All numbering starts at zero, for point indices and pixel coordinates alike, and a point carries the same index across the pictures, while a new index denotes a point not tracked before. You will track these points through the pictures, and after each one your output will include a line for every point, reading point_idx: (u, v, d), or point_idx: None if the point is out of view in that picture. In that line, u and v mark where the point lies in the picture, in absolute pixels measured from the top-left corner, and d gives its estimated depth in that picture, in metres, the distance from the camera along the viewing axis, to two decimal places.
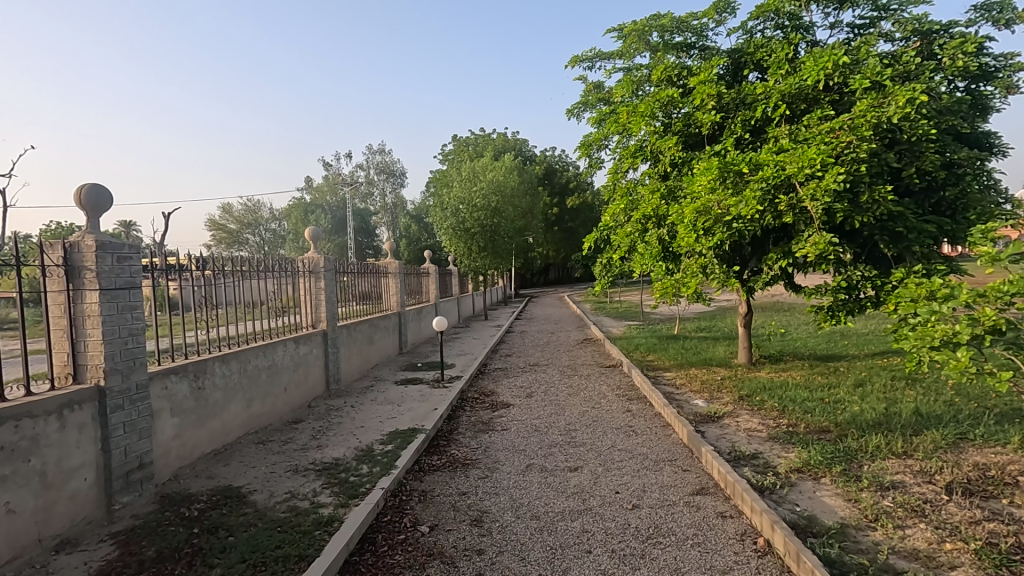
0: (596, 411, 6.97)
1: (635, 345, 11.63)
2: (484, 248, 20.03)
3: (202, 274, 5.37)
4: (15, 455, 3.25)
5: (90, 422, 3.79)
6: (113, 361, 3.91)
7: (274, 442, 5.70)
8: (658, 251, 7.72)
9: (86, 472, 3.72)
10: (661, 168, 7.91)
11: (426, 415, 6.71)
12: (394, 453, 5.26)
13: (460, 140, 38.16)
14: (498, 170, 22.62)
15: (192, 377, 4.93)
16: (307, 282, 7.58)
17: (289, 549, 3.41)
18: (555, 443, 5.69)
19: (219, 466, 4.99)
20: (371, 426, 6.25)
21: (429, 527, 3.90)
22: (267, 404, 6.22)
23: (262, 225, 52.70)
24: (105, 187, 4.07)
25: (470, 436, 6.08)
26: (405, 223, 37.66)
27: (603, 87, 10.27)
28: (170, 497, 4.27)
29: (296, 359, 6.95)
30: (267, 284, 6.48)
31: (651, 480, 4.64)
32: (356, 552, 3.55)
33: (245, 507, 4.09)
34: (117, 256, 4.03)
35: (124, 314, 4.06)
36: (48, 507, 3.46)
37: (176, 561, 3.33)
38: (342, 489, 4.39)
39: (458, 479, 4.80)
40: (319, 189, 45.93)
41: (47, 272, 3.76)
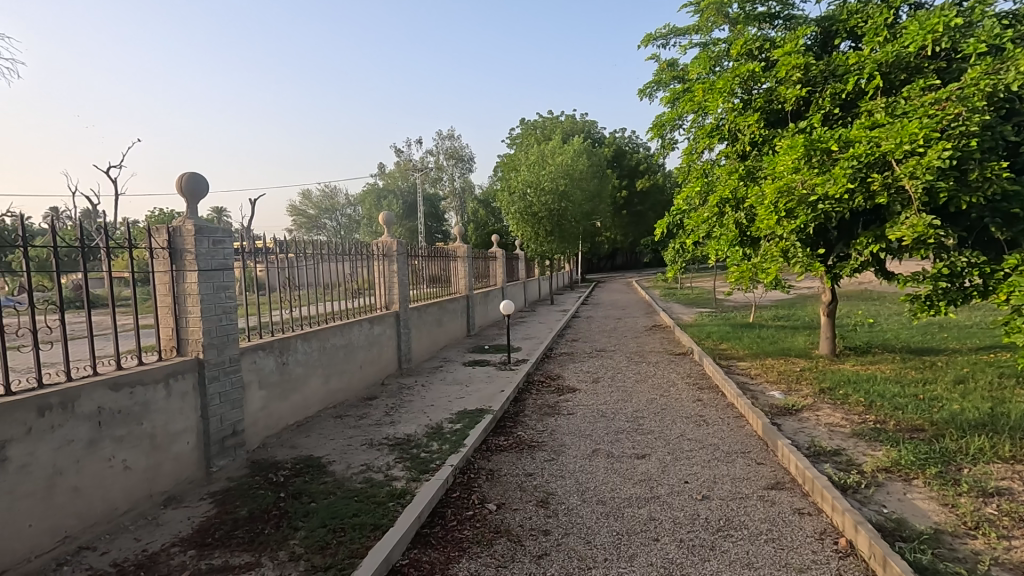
0: (665, 400, 6.81)
1: (707, 333, 11.24)
2: (552, 232, 19.90)
3: (286, 257, 5.69)
4: (129, 418, 3.62)
5: (191, 391, 4.16)
6: (210, 336, 4.26)
7: (350, 417, 6.02)
8: (734, 236, 7.35)
9: (187, 436, 4.10)
10: (740, 148, 7.54)
11: (493, 396, 6.83)
12: (463, 432, 5.40)
13: (527, 123, 37.91)
14: (566, 154, 22.34)
15: (277, 354, 5.28)
16: (381, 264, 7.87)
17: (366, 517, 3.61)
18: (622, 430, 5.62)
19: (301, 436, 5.33)
20: (440, 404, 6.45)
21: (496, 505, 3.98)
22: (343, 380, 6.55)
23: (339, 210, 54.75)
24: (201, 175, 4.38)
25: (535, 419, 6.13)
26: (473, 208, 38.13)
27: (677, 64, 9.87)
28: (259, 463, 4.61)
29: (370, 338, 7.27)
30: (344, 266, 6.79)
31: (723, 472, 4.49)
32: (427, 525, 3.70)
33: (325, 476, 4.35)
34: (213, 239, 4.36)
35: (219, 293, 4.38)
36: (157, 467, 3.84)
37: (266, 522, 3.61)
38: (414, 464, 4.57)
39: (524, 461, 4.87)
40: (391, 175, 47.27)
41: (154, 254, 4.12)
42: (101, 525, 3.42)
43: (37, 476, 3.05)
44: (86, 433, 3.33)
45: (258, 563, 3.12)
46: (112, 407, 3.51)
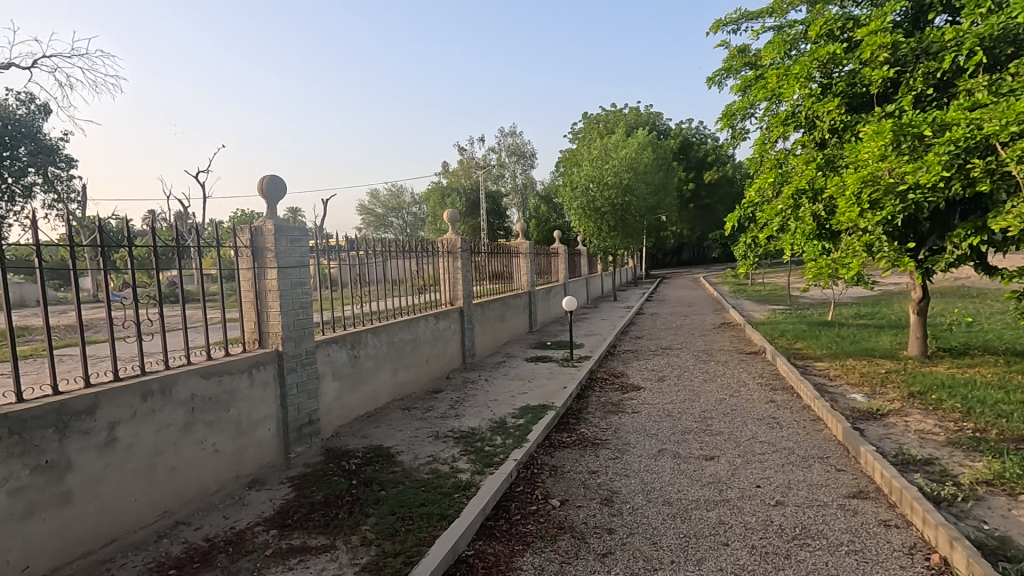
0: (735, 400, 6.55)
1: (781, 331, 10.70)
2: (615, 227, 19.57)
3: (356, 254, 5.93)
4: (217, 404, 3.90)
5: (272, 381, 4.43)
6: (288, 330, 4.51)
7: (417, 409, 6.20)
8: (812, 229, 6.94)
9: (269, 424, 4.37)
10: (818, 136, 7.11)
11: (556, 392, 6.83)
12: (526, 427, 5.44)
13: (590, 117, 37.40)
14: (629, 147, 21.90)
15: (349, 347, 5.52)
16: (445, 261, 8.05)
17: (432, 507, 3.71)
18: (689, 430, 5.46)
19: (372, 427, 5.55)
20: (504, 399, 6.52)
21: (560, 502, 3.98)
22: (410, 373, 6.76)
23: (405, 209, 56.36)
24: (280, 177, 4.64)
25: (599, 417, 6.07)
26: (535, 204, 38.14)
27: (749, 50, 9.44)
28: (333, 451, 4.85)
29: (435, 333, 7.45)
30: (410, 263, 6.99)
31: (799, 478, 4.27)
32: (491, 517, 3.76)
33: (394, 466, 4.52)
34: (290, 238, 4.61)
35: (296, 289, 4.64)
36: (242, 451, 4.11)
37: (339, 507, 3.79)
38: (478, 457, 4.65)
39: (588, 458, 4.84)
40: (455, 173, 48.09)
41: (238, 252, 4.40)
42: (195, 502, 3.72)
43: (140, 455, 3.34)
44: (181, 418, 3.62)
45: (333, 546, 3.29)
46: (203, 394, 3.79)
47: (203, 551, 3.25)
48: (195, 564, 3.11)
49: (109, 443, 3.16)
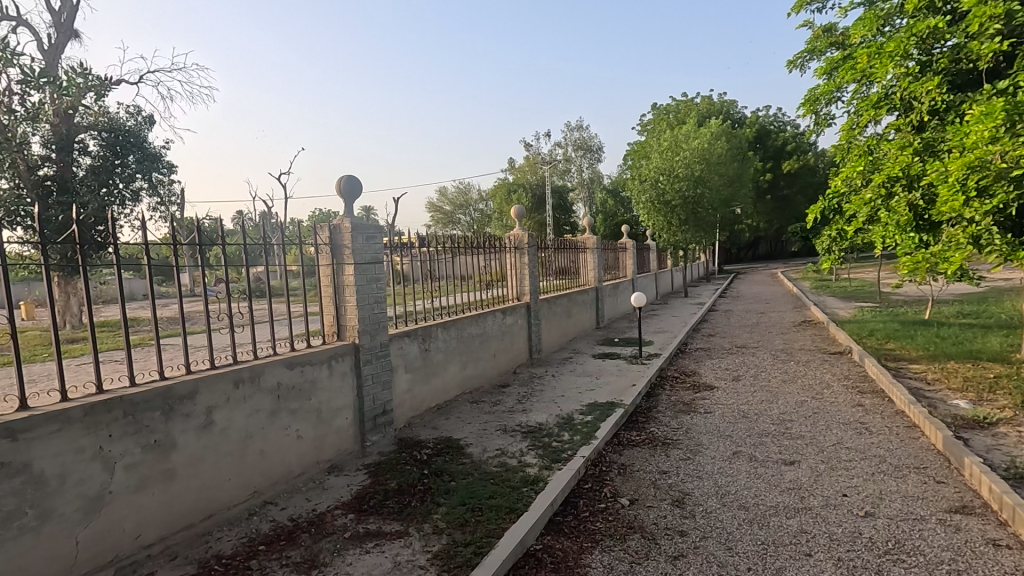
0: (818, 403, 6.17)
1: (869, 330, 9.96)
2: (686, 221, 18.92)
3: (427, 251, 6.09)
4: (301, 393, 4.14)
5: (349, 372, 4.64)
6: (364, 324, 4.71)
7: (485, 402, 6.30)
8: (907, 220, 6.40)
9: (346, 413, 4.59)
10: (915, 118, 6.55)
11: (624, 390, 6.72)
12: (594, 424, 5.39)
13: (659, 107, 36.30)
14: (701, 137, 21.09)
15: (420, 340, 5.69)
16: (512, 257, 8.11)
17: (501, 500, 3.76)
18: (767, 433, 5.21)
19: (442, 418, 5.70)
20: (571, 396, 6.49)
21: (629, 501, 3.92)
22: (478, 367, 6.88)
23: (473, 206, 57.26)
24: (356, 177, 4.83)
25: (669, 416, 5.92)
26: (602, 198, 37.59)
27: (835, 29, 8.84)
28: (406, 441, 5.03)
29: (503, 328, 7.53)
30: (478, 259, 7.09)
31: (891, 488, 3.96)
32: (560, 513, 3.76)
33: (463, 458, 4.61)
34: (366, 235, 4.80)
35: (372, 285, 4.83)
36: (322, 438, 4.35)
37: (412, 495, 3.92)
38: (546, 453, 4.66)
39: (658, 458, 4.73)
40: (521, 169, 48.25)
41: (319, 250, 4.63)
42: (281, 484, 3.97)
43: (233, 438, 3.61)
44: (268, 405, 3.87)
45: (407, 533, 3.41)
46: (288, 383, 4.04)
47: (289, 530, 3.47)
48: (281, 542, 3.33)
49: (206, 426, 3.43)
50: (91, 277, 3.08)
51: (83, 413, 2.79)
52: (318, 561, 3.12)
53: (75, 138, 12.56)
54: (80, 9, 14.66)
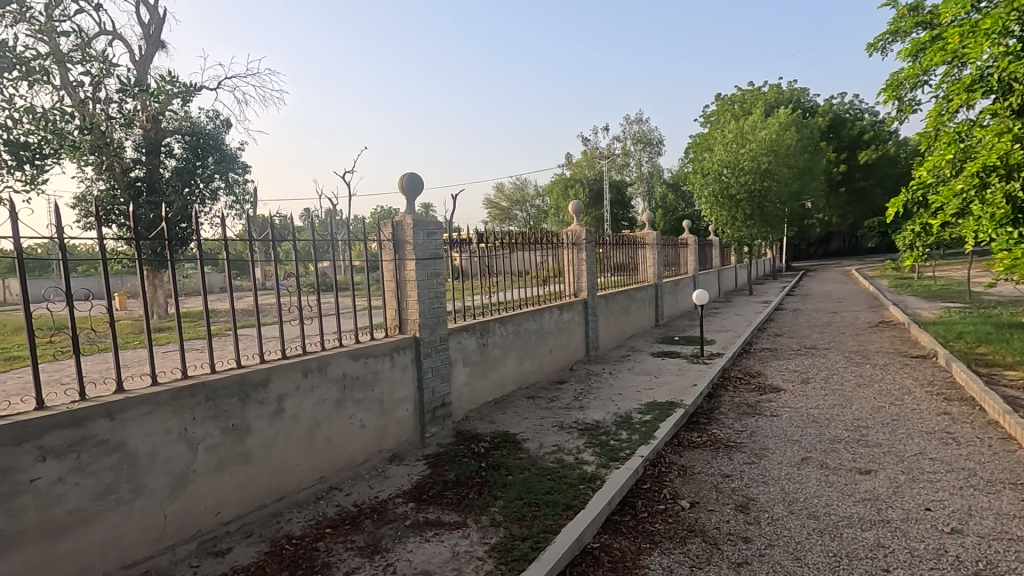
0: (897, 409, 5.77)
1: (957, 333, 9.21)
2: (751, 215, 18.16)
3: (485, 247, 6.15)
4: (364, 383, 4.29)
5: (409, 364, 4.77)
6: (424, 318, 4.82)
7: (542, 398, 6.31)
8: (1004, 213, 5.86)
9: (407, 404, 4.72)
10: (1015, 101, 5.98)
11: (685, 390, 6.54)
12: (653, 424, 5.28)
13: (723, 98, 34.94)
14: (769, 128, 20.16)
15: (478, 335, 5.76)
16: (570, 253, 8.06)
17: (558, 497, 3.76)
18: (840, 439, 4.93)
19: (499, 413, 5.76)
20: (629, 394, 6.39)
21: (690, 503, 3.82)
22: (535, 363, 6.90)
23: (529, 201, 57.35)
24: (418, 174, 4.94)
25: (733, 418, 5.71)
26: (661, 193, 36.67)
27: (923, 7, 8.21)
28: (464, 434, 5.11)
29: (560, 324, 7.51)
30: (535, 255, 7.09)
31: (981, 504, 3.66)
32: (617, 512, 3.71)
33: (520, 452, 4.64)
34: (427, 231, 4.90)
35: (432, 280, 4.93)
36: (384, 428, 4.49)
37: (470, 487, 3.98)
38: (603, 451, 4.61)
39: (720, 460, 4.58)
40: (578, 164, 47.83)
41: (382, 246, 4.77)
42: (345, 470, 4.14)
43: (302, 425, 3.79)
44: (334, 394, 4.03)
45: (465, 524, 3.47)
46: (353, 374, 4.20)
47: (353, 515, 3.61)
48: (346, 526, 3.47)
49: (278, 412, 3.62)
50: (178, 271, 3.31)
51: (170, 397, 3.01)
52: (380, 546, 3.23)
53: (162, 141, 13.55)
54: (166, 21, 15.78)
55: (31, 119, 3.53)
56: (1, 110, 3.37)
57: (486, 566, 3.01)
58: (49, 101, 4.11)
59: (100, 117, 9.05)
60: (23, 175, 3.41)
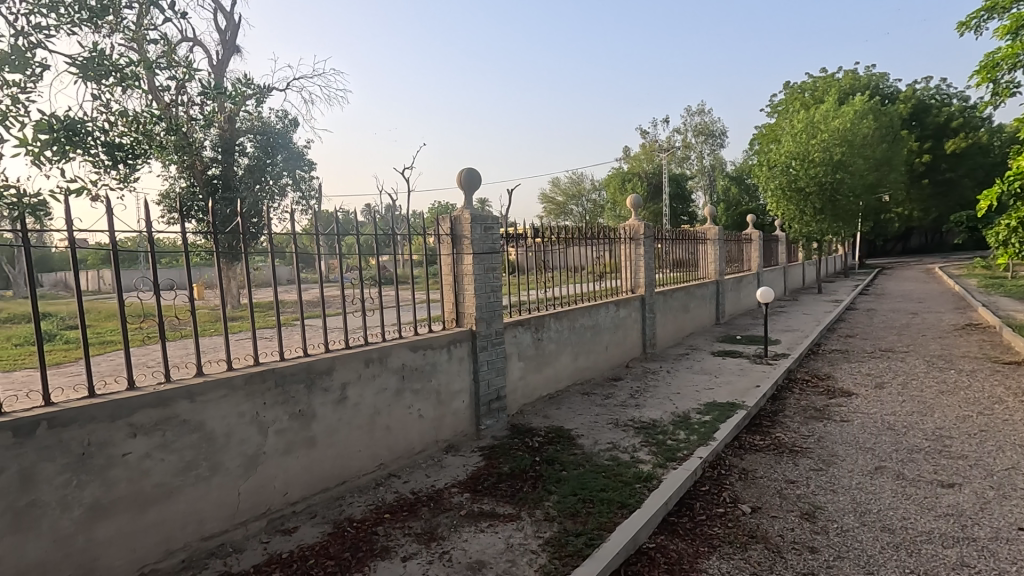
0: (986, 420, 5.33)
1: None
2: (821, 209, 17.23)
3: (541, 241, 6.13)
4: (422, 374, 4.39)
5: (466, 357, 4.84)
6: (481, 312, 4.87)
7: (597, 395, 6.26)
8: None
9: (463, 396, 4.80)
10: None
11: (747, 391, 6.30)
12: (712, 425, 5.12)
13: (792, 86, 33.21)
14: (844, 116, 19.01)
15: (534, 330, 5.77)
16: (627, 248, 7.92)
17: (613, 495, 3.71)
18: (918, 449, 4.61)
19: (553, 408, 5.75)
20: (688, 394, 6.22)
21: (751, 508, 3.68)
22: (590, 359, 6.83)
23: (585, 196, 56.82)
24: (476, 169, 4.98)
25: (799, 422, 5.45)
26: (723, 186, 35.36)
27: None
28: (518, 427, 5.15)
29: (616, 321, 7.41)
30: (591, 250, 7.02)
31: None
32: (674, 513, 3.63)
33: (574, 448, 4.62)
34: (484, 226, 4.93)
35: (489, 274, 4.96)
36: (441, 419, 4.58)
37: (524, 481, 4.00)
38: (660, 450, 4.52)
39: (785, 466, 4.38)
40: (636, 158, 46.89)
41: (441, 240, 4.85)
42: (403, 458, 4.26)
43: (363, 413, 3.93)
44: (394, 384, 4.15)
45: (519, 517, 3.49)
46: (411, 365, 4.30)
47: (411, 502, 3.72)
48: (404, 512, 3.57)
49: (341, 400, 3.77)
50: (252, 263, 3.47)
51: (243, 381, 3.20)
52: (437, 534, 3.31)
53: (236, 141, 14.32)
54: (241, 27, 16.65)
55: (126, 122, 3.80)
56: (100, 114, 3.65)
57: (539, 560, 3.02)
58: (142, 105, 4.40)
59: (183, 119, 9.69)
60: (118, 174, 3.68)
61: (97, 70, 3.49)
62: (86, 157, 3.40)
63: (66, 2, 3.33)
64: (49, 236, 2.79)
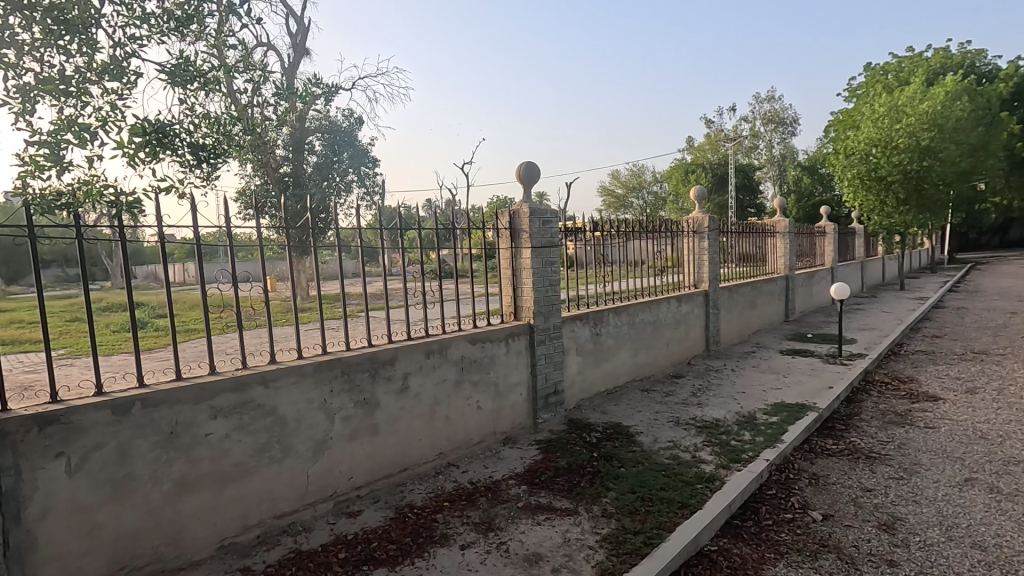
0: None
1: None
2: (905, 200, 16.02)
3: (600, 235, 6.05)
4: (480, 366, 4.45)
5: (523, 350, 4.85)
6: (539, 305, 4.87)
7: (657, 392, 6.12)
8: None
9: (521, 389, 4.82)
10: None
11: (819, 392, 5.97)
12: (780, 427, 4.89)
13: (873, 67, 30.94)
14: (933, 98, 17.53)
15: (592, 324, 5.71)
16: (690, 242, 7.68)
17: (674, 494, 3.63)
18: (1016, 462, 4.21)
19: (612, 404, 5.68)
20: (754, 393, 5.97)
21: (822, 516, 3.49)
22: (650, 355, 6.69)
23: (646, 188, 55.53)
24: (535, 163, 4.97)
25: (876, 427, 5.11)
26: (794, 176, 33.57)
27: None
28: (576, 422, 5.12)
29: (678, 317, 7.21)
30: (652, 244, 6.85)
31: None
32: (738, 516, 3.51)
33: (633, 446, 4.55)
34: (543, 220, 4.91)
35: (547, 268, 4.94)
36: (499, 411, 4.63)
37: (581, 476, 3.98)
38: (723, 451, 4.37)
39: (860, 473, 4.12)
40: (700, 148, 45.28)
41: (499, 234, 4.88)
42: (462, 449, 4.34)
43: (424, 403, 4.03)
44: (453, 375, 4.23)
45: (576, 512, 3.48)
46: (470, 357, 4.37)
47: (469, 492, 3.78)
48: (463, 501, 3.64)
49: (403, 389, 3.88)
50: (320, 257, 3.61)
51: (313, 369, 3.35)
52: (494, 524, 3.35)
53: (305, 140, 15.00)
54: (311, 30, 17.38)
55: (208, 124, 4.07)
56: (186, 117, 3.91)
57: (597, 556, 3.00)
58: (222, 107, 4.67)
59: (258, 121, 10.23)
60: (202, 173, 3.93)
61: (183, 76, 3.75)
62: (174, 157, 3.64)
63: (156, 14, 3.59)
64: (141, 232, 3.02)
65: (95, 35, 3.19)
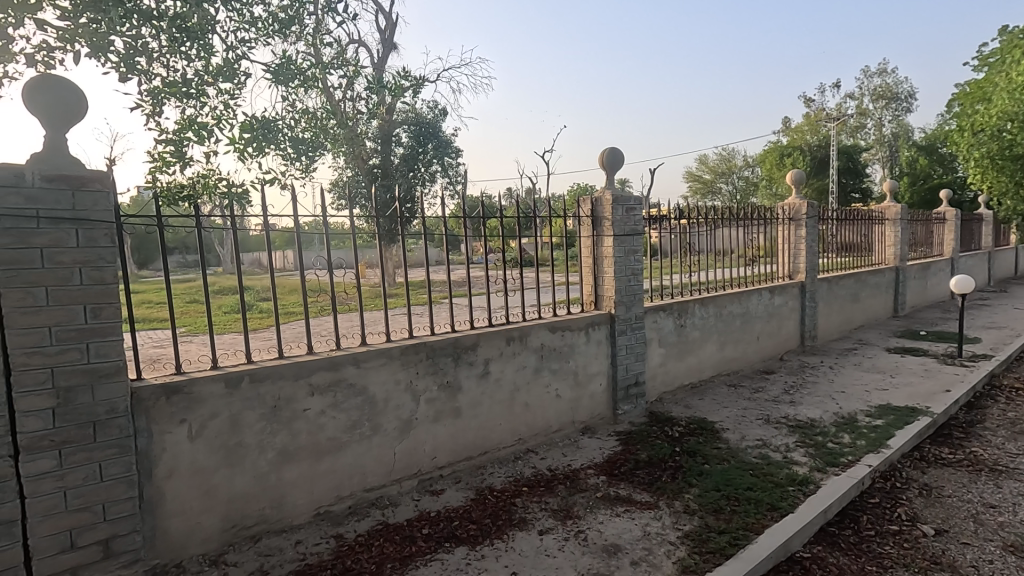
0: None
1: None
2: None
3: (686, 223, 5.82)
4: (560, 354, 4.45)
5: (604, 340, 4.79)
6: (620, 295, 4.78)
7: (745, 388, 5.83)
8: None
9: (600, 379, 4.77)
10: None
11: (933, 395, 5.42)
12: (886, 431, 4.49)
13: (1010, 31, 27.18)
14: None
15: (676, 315, 5.53)
16: (785, 230, 7.21)
17: (762, 495, 3.45)
18: None
19: (695, 398, 5.49)
20: (855, 393, 5.53)
21: (935, 530, 3.18)
22: (739, 349, 6.38)
23: (736, 173, 52.61)
24: (618, 148, 4.86)
25: (1003, 436, 4.56)
26: (908, 157, 30.43)
27: None
28: (657, 415, 5.00)
29: (770, 309, 6.80)
30: (743, 231, 6.50)
31: None
32: (835, 524, 3.27)
33: (718, 442, 4.37)
34: (626, 207, 4.80)
35: (629, 256, 4.83)
36: (578, 400, 4.62)
37: (662, 470, 3.89)
38: (818, 453, 4.09)
39: (982, 487, 3.71)
40: (798, 129, 42.14)
41: (581, 221, 4.83)
42: (541, 436, 4.38)
43: (504, 389, 4.09)
44: (533, 362, 4.26)
45: (657, 506, 3.41)
46: (550, 345, 4.38)
47: (548, 479, 3.81)
48: (541, 487, 3.68)
49: (485, 374, 3.96)
50: (407, 244, 3.75)
51: (400, 352, 3.51)
52: (572, 512, 3.36)
53: (394, 132, 15.57)
54: (398, 25, 17.93)
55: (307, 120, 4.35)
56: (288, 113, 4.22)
57: (678, 553, 2.92)
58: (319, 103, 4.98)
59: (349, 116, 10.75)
60: (301, 165, 4.23)
61: (285, 75, 4.04)
62: (278, 151, 3.94)
63: (263, 18, 3.87)
64: (249, 222, 3.29)
65: (210, 41, 3.51)
